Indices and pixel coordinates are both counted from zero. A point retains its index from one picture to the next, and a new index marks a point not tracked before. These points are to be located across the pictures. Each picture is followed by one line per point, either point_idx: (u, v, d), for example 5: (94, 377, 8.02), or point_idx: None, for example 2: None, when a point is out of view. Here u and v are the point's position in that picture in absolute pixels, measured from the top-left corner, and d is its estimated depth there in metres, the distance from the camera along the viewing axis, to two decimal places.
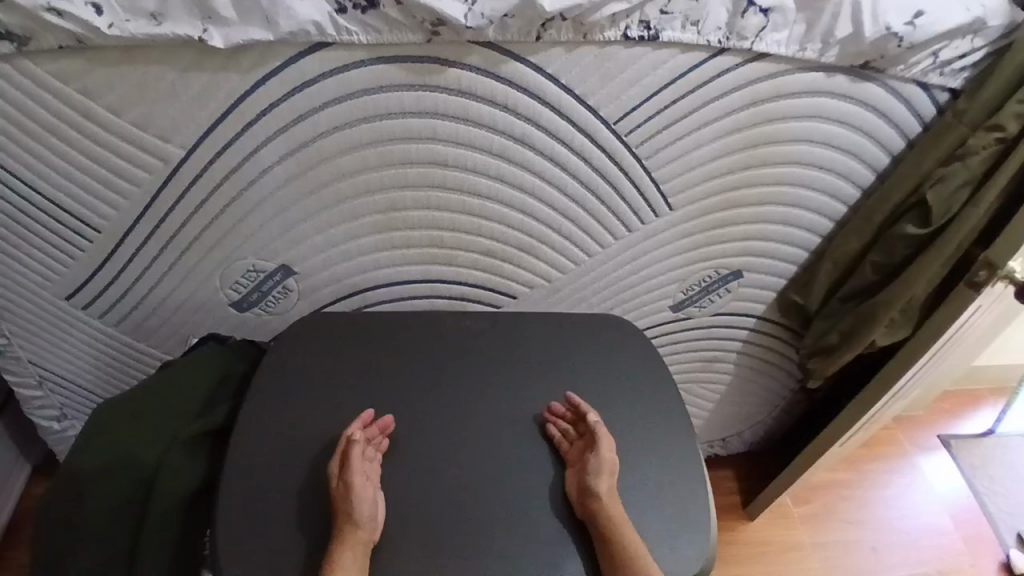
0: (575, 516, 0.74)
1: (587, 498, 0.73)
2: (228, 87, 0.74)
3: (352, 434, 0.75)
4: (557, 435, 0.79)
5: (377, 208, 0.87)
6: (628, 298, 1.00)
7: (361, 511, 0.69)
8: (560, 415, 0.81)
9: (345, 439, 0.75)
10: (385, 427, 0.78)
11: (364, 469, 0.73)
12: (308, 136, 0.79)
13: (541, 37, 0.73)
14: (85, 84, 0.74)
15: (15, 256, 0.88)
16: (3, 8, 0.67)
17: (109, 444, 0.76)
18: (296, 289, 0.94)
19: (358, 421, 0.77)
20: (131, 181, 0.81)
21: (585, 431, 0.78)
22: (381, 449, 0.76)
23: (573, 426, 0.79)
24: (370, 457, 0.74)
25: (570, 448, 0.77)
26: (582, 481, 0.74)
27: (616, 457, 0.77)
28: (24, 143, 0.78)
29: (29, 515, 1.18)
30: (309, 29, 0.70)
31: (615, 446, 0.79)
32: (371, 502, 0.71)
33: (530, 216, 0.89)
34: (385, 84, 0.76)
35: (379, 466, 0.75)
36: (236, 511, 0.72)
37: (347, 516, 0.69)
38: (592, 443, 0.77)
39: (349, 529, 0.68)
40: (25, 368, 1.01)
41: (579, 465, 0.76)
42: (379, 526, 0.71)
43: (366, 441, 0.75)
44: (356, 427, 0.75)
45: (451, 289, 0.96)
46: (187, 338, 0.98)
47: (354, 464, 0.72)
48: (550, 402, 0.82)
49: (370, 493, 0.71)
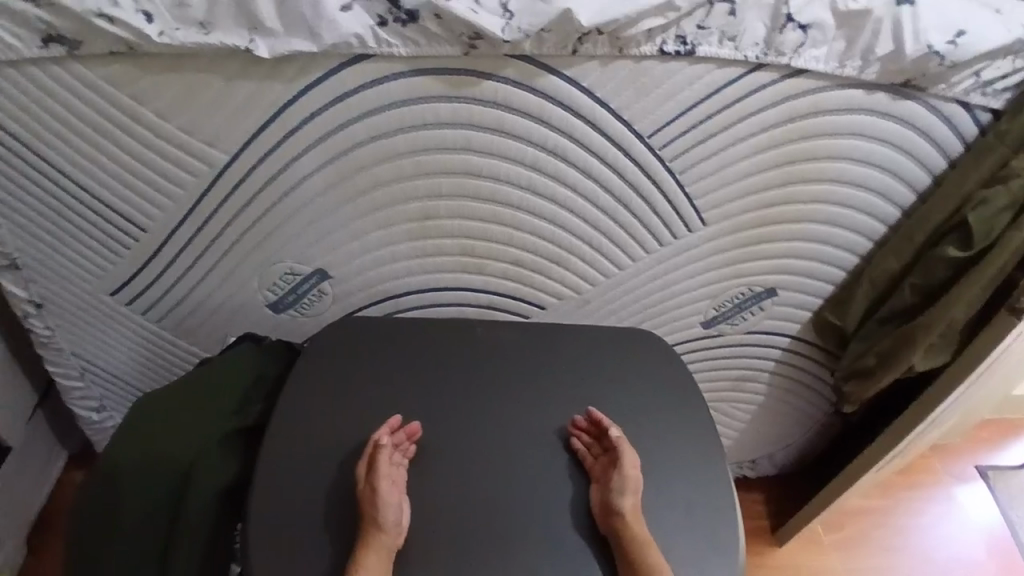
0: (596, 533, 0.74)
1: (609, 516, 0.73)
2: (271, 95, 0.77)
3: (379, 438, 0.76)
4: (580, 449, 0.78)
5: (410, 216, 0.88)
6: (658, 313, 1.00)
7: (386, 516, 0.71)
8: (582, 429, 0.80)
9: (371, 444, 0.76)
10: (411, 433, 0.78)
11: (390, 475, 0.73)
12: (346, 145, 0.81)
13: (576, 50, 0.74)
14: (136, 90, 0.77)
15: (66, 252, 0.92)
16: (55, 13, 0.71)
17: (146, 439, 0.79)
18: (331, 292, 0.96)
19: (385, 426, 0.78)
20: (177, 184, 0.84)
21: (608, 447, 0.78)
22: (407, 455, 0.76)
23: (595, 441, 0.79)
24: (396, 463, 0.75)
25: (593, 463, 0.77)
26: (605, 498, 0.74)
27: (640, 473, 0.77)
28: (76, 145, 0.82)
29: (62, 504, 1.22)
30: (351, 41, 0.72)
31: (640, 462, 0.78)
32: (396, 507, 0.72)
33: (562, 228, 0.89)
34: (423, 95, 0.77)
35: (406, 473, 0.75)
36: (265, 510, 0.73)
37: (372, 521, 0.70)
38: (616, 460, 0.76)
39: (375, 533, 0.70)
40: (67, 360, 1.05)
41: (602, 481, 0.75)
42: (404, 533, 0.72)
43: (393, 446, 0.76)
44: (383, 433, 0.76)
45: (480, 297, 0.97)
46: (225, 337, 1.01)
47: (381, 468, 0.73)
48: (573, 415, 0.82)
49: (396, 498, 0.72)
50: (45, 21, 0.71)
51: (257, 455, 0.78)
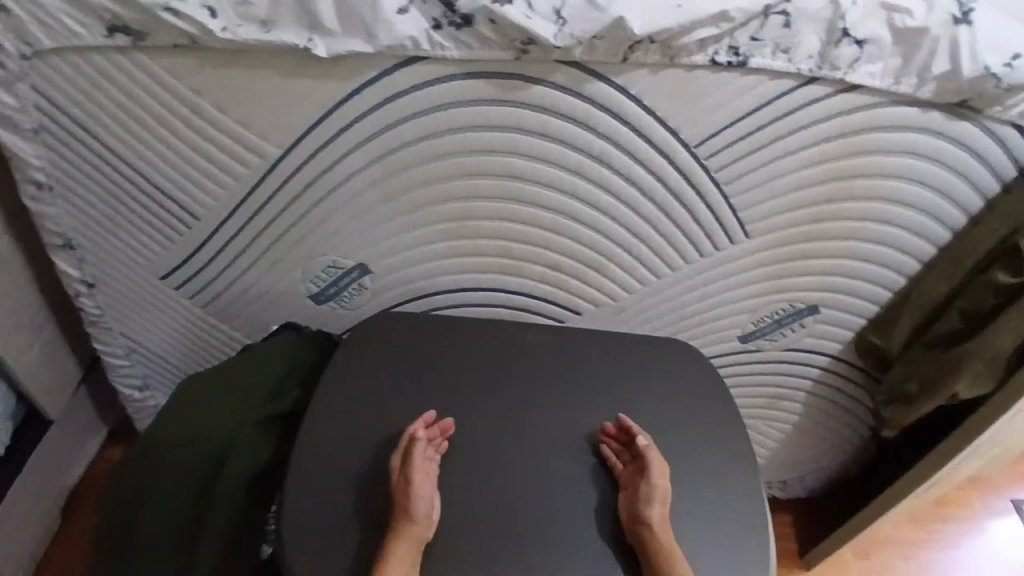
0: (621, 542, 0.74)
1: (636, 525, 0.73)
2: (326, 93, 0.79)
3: (414, 432, 0.77)
4: (610, 456, 0.79)
5: (452, 216, 0.89)
6: (694, 323, 0.99)
7: (417, 508, 0.72)
8: (612, 435, 0.80)
9: (406, 437, 0.78)
10: (444, 429, 0.79)
11: (423, 468, 0.75)
12: (394, 144, 0.83)
13: (627, 58, 0.74)
14: (198, 82, 0.80)
15: (122, 235, 0.96)
16: (124, 5, 0.75)
17: (189, 419, 0.82)
18: (370, 287, 0.98)
19: (420, 420, 0.80)
20: (231, 175, 0.87)
21: (637, 455, 0.77)
22: (439, 450, 0.78)
23: (624, 448, 0.79)
24: (429, 457, 0.76)
25: (622, 471, 0.77)
26: (632, 507, 0.74)
27: (668, 483, 0.77)
28: (138, 133, 0.86)
29: (100, 477, 1.26)
30: (406, 43, 0.74)
31: (668, 472, 0.78)
32: (427, 500, 0.73)
33: (602, 234, 0.90)
34: (472, 97, 0.78)
35: (438, 467, 0.77)
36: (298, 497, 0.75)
37: (405, 512, 0.72)
38: (644, 470, 0.76)
39: (406, 524, 0.71)
40: (114, 338, 1.09)
41: (630, 490, 0.76)
42: (433, 526, 0.73)
43: (428, 440, 0.77)
44: (418, 427, 0.78)
45: (515, 299, 0.98)
46: (267, 325, 1.04)
47: (415, 462, 0.74)
48: (603, 421, 0.82)
49: (428, 491, 0.74)
50: (112, 12, 0.75)
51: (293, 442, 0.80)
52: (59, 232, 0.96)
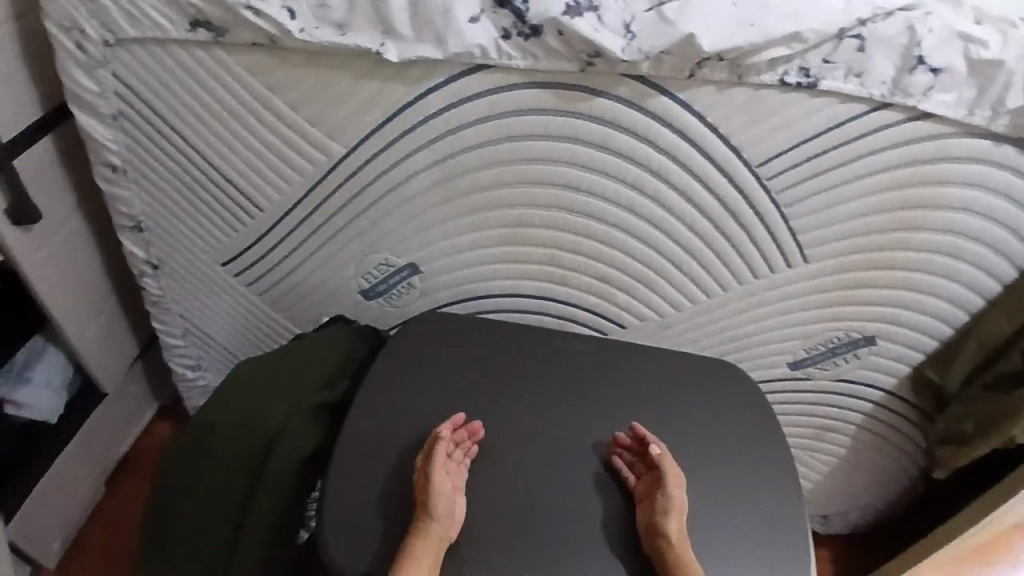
0: (642, 554, 0.74)
1: (654, 538, 0.73)
2: (392, 96, 0.82)
3: (439, 432, 0.78)
4: (622, 467, 0.78)
5: (505, 222, 0.91)
6: (742, 345, 0.98)
7: (437, 506, 0.73)
8: (624, 446, 0.80)
9: (432, 437, 0.79)
10: (474, 433, 0.80)
11: (447, 467, 0.76)
12: (454, 149, 0.85)
13: (694, 74, 0.74)
14: (273, 79, 0.84)
15: (190, 221, 1.01)
16: (210, 4, 0.79)
17: (243, 401, 0.85)
18: (419, 286, 1.00)
19: (448, 422, 0.80)
20: (296, 170, 0.91)
21: (650, 466, 0.77)
22: (467, 452, 0.78)
23: (638, 458, 0.78)
24: (456, 459, 0.77)
25: (637, 482, 0.77)
26: (650, 519, 0.74)
27: (684, 493, 0.76)
28: (211, 126, 0.90)
29: (148, 450, 1.32)
30: (474, 51, 0.75)
31: (684, 480, 0.78)
32: (450, 500, 0.74)
33: (654, 249, 0.89)
34: (534, 107, 0.79)
35: (465, 469, 0.77)
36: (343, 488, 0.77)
37: (426, 510, 0.73)
38: (660, 480, 0.76)
39: (426, 522, 0.72)
40: (174, 319, 1.14)
41: (647, 502, 0.75)
42: (457, 526, 0.74)
43: (454, 442, 0.78)
44: (444, 427, 0.78)
45: (561, 309, 0.98)
46: (318, 318, 1.07)
47: (437, 461, 0.75)
48: (615, 431, 0.82)
49: (449, 491, 0.74)
50: (199, 10, 0.79)
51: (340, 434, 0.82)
52: (130, 215, 1.01)
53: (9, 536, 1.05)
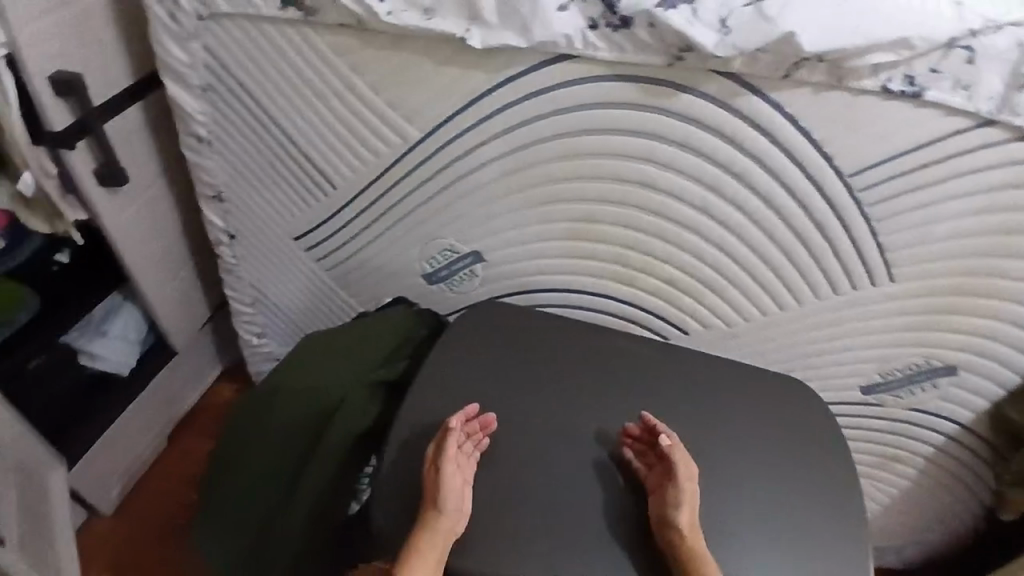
0: (655, 544, 0.76)
1: (665, 530, 0.74)
2: (472, 82, 0.81)
3: (450, 423, 0.78)
4: (633, 458, 0.79)
5: (574, 216, 0.90)
6: (807, 362, 0.95)
7: (447, 501, 0.74)
8: (634, 436, 0.81)
9: (443, 427, 0.79)
10: (485, 425, 0.80)
11: (456, 460, 0.77)
12: (529, 140, 0.84)
13: (790, 74, 0.71)
14: (357, 60, 0.85)
15: (266, 193, 1.04)
16: None
17: (306, 370, 0.87)
18: (481, 275, 1.01)
19: (460, 413, 0.80)
20: (371, 151, 0.92)
21: (661, 459, 0.77)
22: (478, 444, 0.79)
23: (649, 448, 0.79)
24: (465, 451, 0.78)
25: (649, 474, 0.77)
26: (661, 511, 0.75)
27: (695, 484, 0.76)
28: (293, 103, 0.92)
29: (211, 407, 1.36)
30: (559, 41, 0.74)
31: (696, 471, 0.78)
32: (458, 494, 0.75)
33: (727, 254, 0.87)
34: (614, 100, 0.78)
35: (474, 461, 0.78)
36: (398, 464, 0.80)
37: (435, 504, 0.75)
38: (670, 474, 0.76)
39: (434, 515, 0.74)
40: (245, 287, 1.18)
41: (657, 493, 0.76)
42: (464, 520, 0.75)
43: (465, 434, 0.79)
44: (455, 418, 0.79)
45: (623, 309, 0.96)
46: (380, 298, 1.09)
47: (447, 454, 0.76)
48: (625, 422, 0.82)
49: (458, 485, 0.76)
50: None
51: (397, 415, 0.83)
52: (211, 184, 1.05)
53: (69, 482, 1.11)
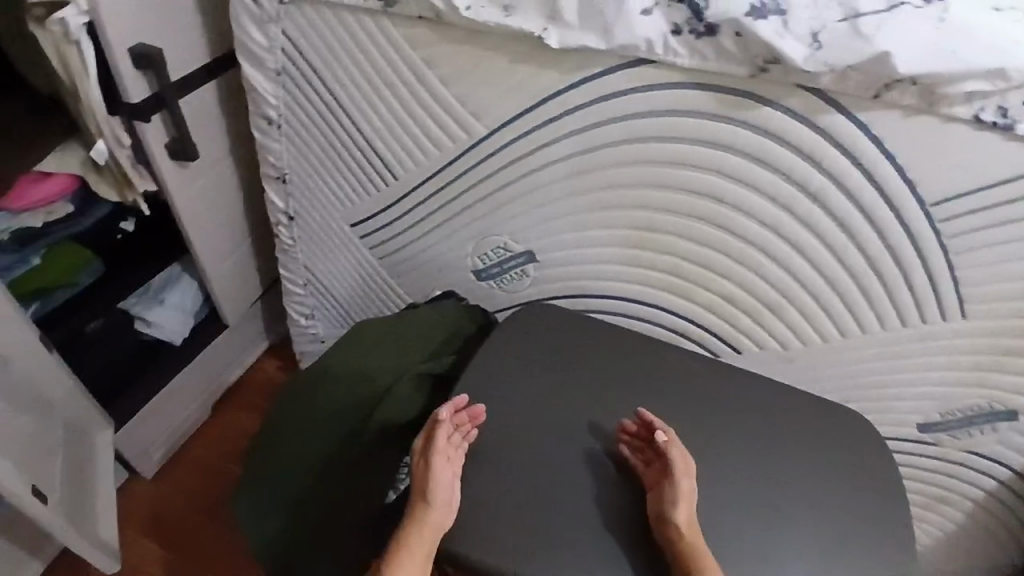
0: (654, 542, 0.74)
1: (664, 526, 0.73)
2: (545, 82, 0.81)
3: (439, 415, 0.79)
4: (630, 455, 0.79)
5: (634, 224, 0.88)
6: (861, 391, 0.93)
7: (436, 494, 0.74)
8: (632, 433, 0.81)
9: (432, 418, 0.79)
10: (475, 416, 0.80)
11: (445, 452, 0.77)
12: (596, 143, 0.83)
13: (880, 95, 0.68)
14: (431, 52, 0.85)
15: (328, 178, 1.05)
16: None
17: (358, 356, 0.88)
18: (532, 275, 1.00)
19: (450, 404, 0.80)
20: (435, 145, 0.92)
21: (659, 455, 0.77)
22: (468, 436, 0.79)
23: (647, 445, 0.79)
24: (454, 443, 0.77)
25: (647, 471, 0.77)
26: (659, 507, 0.74)
27: (692, 481, 0.76)
28: (363, 91, 0.93)
29: (252, 383, 1.39)
30: (640, 45, 0.73)
31: (693, 468, 0.78)
32: (448, 486, 0.75)
33: (791, 274, 0.85)
34: (690, 108, 0.76)
35: (464, 453, 0.78)
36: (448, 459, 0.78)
37: (423, 496, 0.75)
38: (668, 470, 0.76)
39: (422, 508, 0.74)
40: (298, 268, 1.20)
41: (656, 489, 0.76)
42: (454, 513, 0.75)
43: (454, 425, 0.79)
44: (444, 409, 0.79)
45: (674, 322, 0.95)
46: (430, 291, 1.10)
47: (436, 446, 0.76)
48: (622, 419, 0.83)
49: (448, 477, 0.76)
50: None
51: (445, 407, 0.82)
52: (276, 166, 1.07)
53: (116, 443, 1.14)
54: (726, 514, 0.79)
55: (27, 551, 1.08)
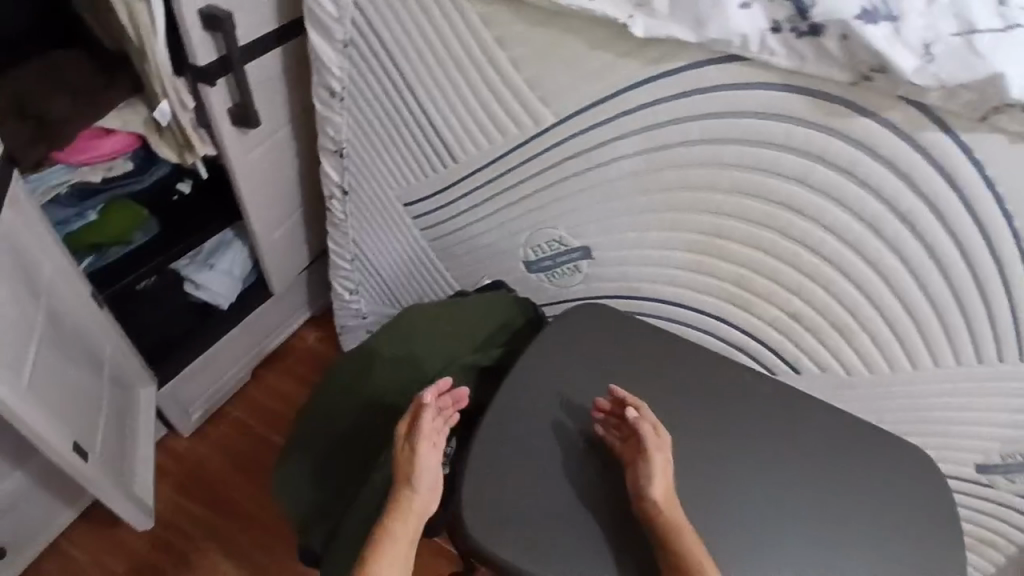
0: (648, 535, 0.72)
1: (642, 504, 0.71)
2: (623, 73, 0.77)
3: (424, 400, 0.75)
4: (605, 434, 0.77)
5: (702, 229, 0.84)
6: (923, 424, 0.88)
7: (422, 482, 0.72)
8: (604, 411, 0.79)
9: (415, 402, 0.75)
10: (459, 400, 0.77)
11: (430, 438, 0.74)
12: (671, 140, 0.79)
13: (986, 118, 0.63)
14: (506, 34, 0.82)
15: (388, 154, 1.04)
16: None
17: (406, 338, 0.85)
18: (585, 271, 0.97)
19: (433, 387, 0.76)
20: (499, 130, 0.90)
21: (630, 432, 0.75)
22: (450, 420, 0.76)
23: (620, 421, 0.77)
24: (438, 428, 0.75)
25: (621, 449, 0.75)
26: (634, 484, 0.72)
27: (668, 454, 0.74)
28: (431, 69, 0.90)
29: (292, 351, 1.39)
30: (734, 41, 0.67)
31: (668, 442, 0.76)
32: (433, 473, 0.73)
33: (865, 296, 0.81)
34: (780, 112, 0.72)
35: (446, 437, 0.75)
36: (491, 455, 0.77)
37: (407, 483, 0.72)
38: (640, 447, 0.74)
39: (406, 494, 0.72)
40: (347, 244, 1.19)
41: (631, 467, 0.74)
42: (436, 498, 0.74)
43: (437, 410, 0.75)
44: (429, 393, 0.75)
45: (732, 334, 0.92)
46: (479, 279, 1.07)
47: (422, 433, 0.73)
48: (595, 396, 0.81)
49: (433, 464, 0.73)
50: None
51: (494, 402, 0.81)
52: (336, 139, 1.06)
53: (158, 400, 1.16)
54: (775, 547, 0.74)
55: (65, 498, 1.11)
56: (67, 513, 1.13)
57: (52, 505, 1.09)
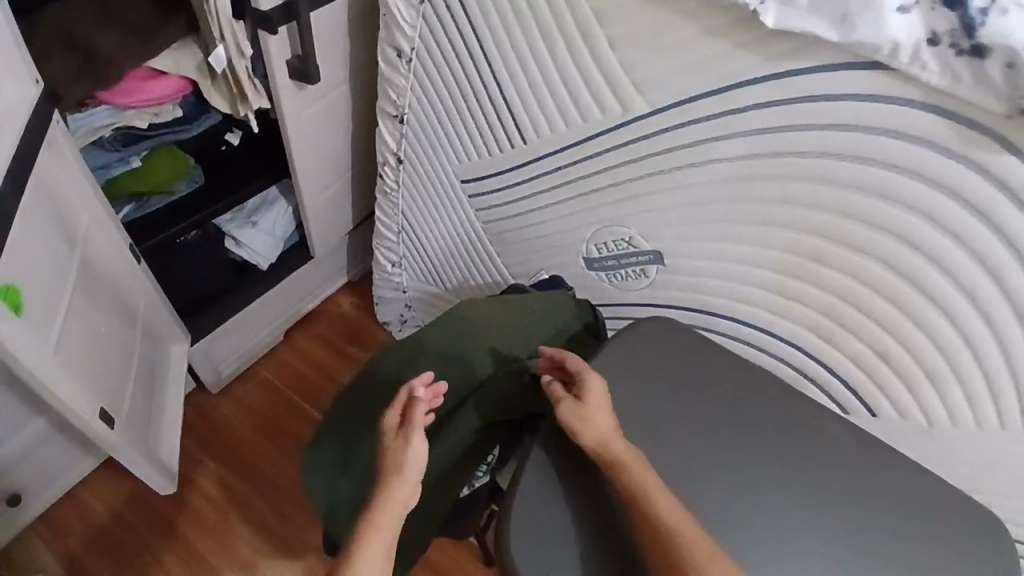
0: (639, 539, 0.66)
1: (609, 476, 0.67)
2: (738, 66, 0.68)
3: (415, 391, 0.70)
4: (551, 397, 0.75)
5: (795, 248, 0.76)
6: (1004, 495, 0.80)
7: (414, 475, 0.67)
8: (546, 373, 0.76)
9: (404, 394, 0.70)
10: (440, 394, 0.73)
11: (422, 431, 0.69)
12: (779, 148, 0.70)
13: None
14: (606, 8, 0.72)
15: (452, 125, 0.97)
16: None
17: (457, 336, 0.78)
18: (652, 277, 0.90)
19: (422, 378, 0.71)
20: (581, 114, 0.81)
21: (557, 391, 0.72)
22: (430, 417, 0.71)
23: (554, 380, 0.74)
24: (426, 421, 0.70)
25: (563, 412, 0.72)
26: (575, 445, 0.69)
27: (596, 406, 0.69)
28: (516, 38, 0.82)
29: (326, 316, 1.35)
30: (882, 47, 0.58)
31: (599, 392, 0.70)
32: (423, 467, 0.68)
33: (969, 351, 0.71)
34: (911, 134, 0.63)
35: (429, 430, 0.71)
36: (542, 476, 0.69)
37: (399, 476, 0.67)
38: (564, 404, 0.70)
39: (396, 487, 0.66)
40: (395, 215, 1.14)
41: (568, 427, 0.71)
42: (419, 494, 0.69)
43: (427, 403, 0.70)
44: (423, 385, 0.70)
45: (807, 364, 0.85)
46: (536, 270, 1.01)
47: (418, 425, 0.68)
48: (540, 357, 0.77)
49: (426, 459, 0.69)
50: None
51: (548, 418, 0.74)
52: (396, 103, 1.00)
53: (190, 356, 1.12)
54: None
55: (86, 447, 1.10)
56: (88, 460, 1.12)
57: (73, 451, 1.08)
